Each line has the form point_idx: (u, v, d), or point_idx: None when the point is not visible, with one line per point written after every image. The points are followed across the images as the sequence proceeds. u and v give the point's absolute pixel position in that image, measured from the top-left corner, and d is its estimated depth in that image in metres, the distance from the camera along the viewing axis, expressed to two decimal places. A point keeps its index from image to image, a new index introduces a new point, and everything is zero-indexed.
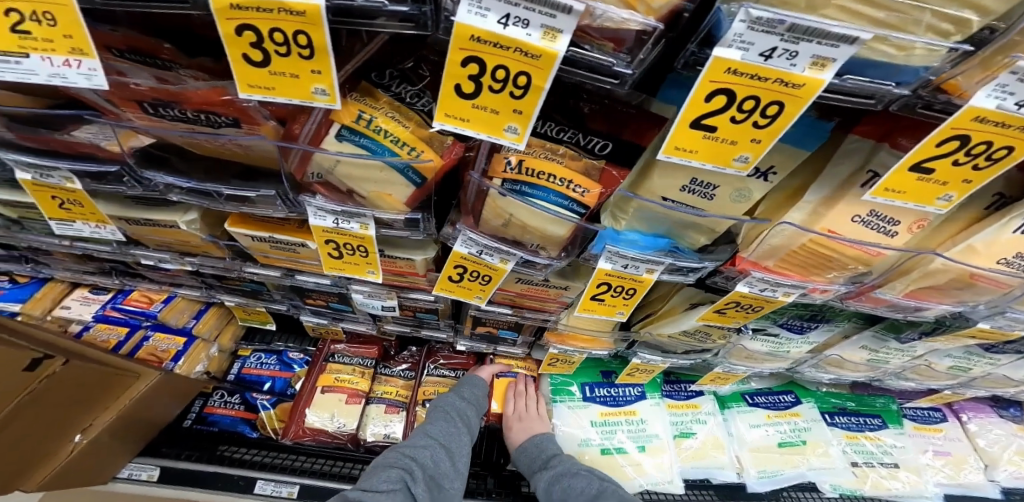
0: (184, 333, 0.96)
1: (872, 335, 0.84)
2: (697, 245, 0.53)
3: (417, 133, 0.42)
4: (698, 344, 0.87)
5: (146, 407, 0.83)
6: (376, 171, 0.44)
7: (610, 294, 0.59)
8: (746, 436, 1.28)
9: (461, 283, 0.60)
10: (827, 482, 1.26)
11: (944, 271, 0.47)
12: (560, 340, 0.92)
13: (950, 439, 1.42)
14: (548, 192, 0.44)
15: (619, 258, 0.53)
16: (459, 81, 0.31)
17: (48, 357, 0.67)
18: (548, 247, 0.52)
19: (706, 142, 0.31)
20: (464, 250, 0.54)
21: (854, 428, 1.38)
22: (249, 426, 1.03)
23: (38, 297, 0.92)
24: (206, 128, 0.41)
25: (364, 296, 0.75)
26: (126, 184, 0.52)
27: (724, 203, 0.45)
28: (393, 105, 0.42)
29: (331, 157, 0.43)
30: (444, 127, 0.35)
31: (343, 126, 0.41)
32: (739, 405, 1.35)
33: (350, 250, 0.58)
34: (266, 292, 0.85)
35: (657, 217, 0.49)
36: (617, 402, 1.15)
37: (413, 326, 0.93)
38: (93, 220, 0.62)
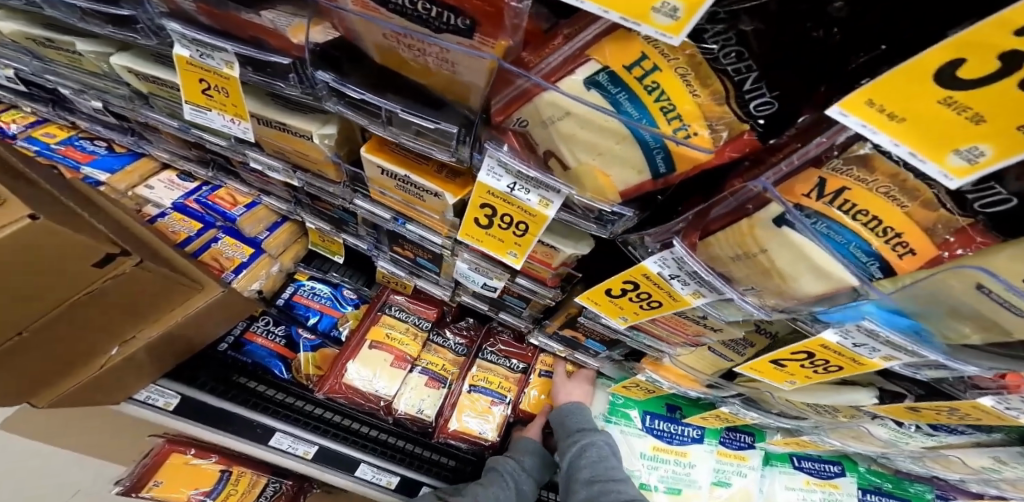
0: (253, 244, 0.86)
1: (1018, 452, 0.74)
2: (956, 339, 0.40)
3: (705, 108, 0.29)
4: (811, 414, 0.78)
5: (197, 327, 0.71)
6: (609, 139, 0.32)
7: (800, 363, 0.50)
8: (778, 498, 1.18)
9: (618, 300, 0.51)
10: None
11: None
12: (654, 367, 0.78)
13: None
14: (850, 238, 0.30)
15: (856, 333, 0.41)
16: (967, 60, 0.18)
17: (121, 254, 0.55)
18: (772, 296, 0.39)
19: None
20: (655, 268, 0.43)
21: None
22: (282, 365, 0.93)
23: (128, 170, 0.83)
24: (423, 29, 0.30)
25: (468, 267, 0.64)
26: (288, 81, 0.40)
27: None
28: (692, 60, 0.28)
29: (564, 105, 0.32)
30: (846, 116, 0.23)
31: (604, 70, 0.30)
32: (782, 465, 1.24)
33: (503, 223, 0.47)
34: (353, 225, 0.74)
35: (954, 301, 0.34)
36: (672, 439, 1.05)
37: (491, 305, 0.80)
38: (229, 112, 0.50)
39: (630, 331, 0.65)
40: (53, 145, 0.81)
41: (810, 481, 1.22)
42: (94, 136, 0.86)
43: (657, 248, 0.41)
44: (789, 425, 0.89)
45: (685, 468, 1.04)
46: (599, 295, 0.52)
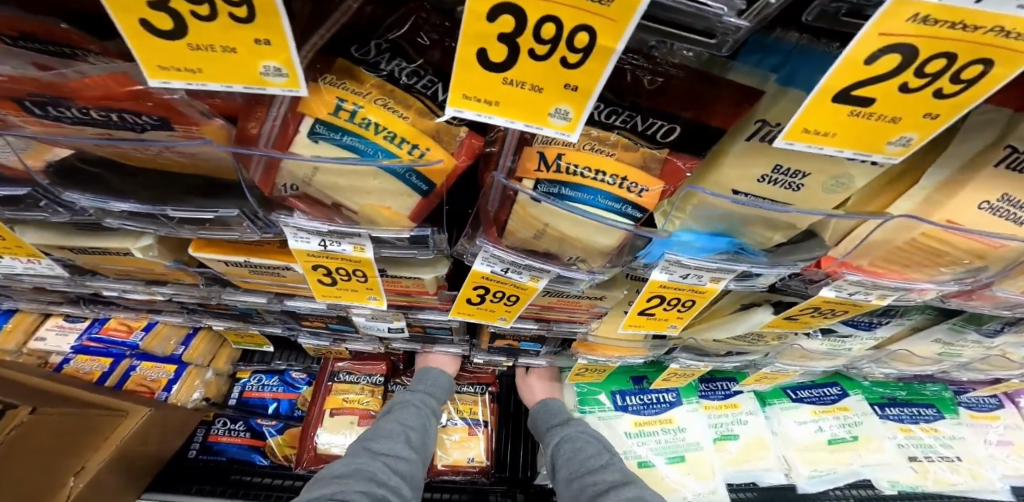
0: (173, 360, 0.94)
1: (949, 328, 0.73)
2: (768, 244, 0.43)
3: (420, 126, 0.30)
4: (746, 347, 0.80)
5: (143, 443, 0.75)
6: (367, 179, 0.32)
7: (663, 308, 0.54)
8: (792, 435, 1.11)
9: (484, 305, 0.53)
10: (884, 479, 1.07)
11: None
12: (589, 350, 0.81)
13: (1011, 427, 1.20)
14: (594, 193, 0.34)
15: (672, 266, 0.45)
16: (485, 46, 0.20)
17: (12, 408, 0.59)
18: (590, 259, 0.41)
19: (851, 119, 0.25)
20: (486, 268, 0.44)
21: (908, 420, 1.17)
22: (258, 454, 0.95)
23: (9, 329, 0.89)
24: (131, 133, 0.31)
25: (367, 318, 0.67)
26: (47, 210, 0.43)
27: (815, 194, 0.37)
28: (384, 89, 0.28)
29: (307, 164, 0.30)
30: (461, 113, 0.24)
31: (318, 122, 0.28)
32: (781, 401, 1.17)
33: (345, 275, 0.47)
34: (257, 315, 0.76)
35: (722, 213, 0.39)
36: (652, 408, 1.06)
37: (423, 342, 0.83)
38: (23, 254, 0.54)
39: (539, 325, 0.68)
40: None
41: (816, 411, 1.14)
42: None
43: (475, 250, 0.42)
44: (741, 364, 0.90)
45: (676, 434, 1.03)
46: (465, 306, 0.54)
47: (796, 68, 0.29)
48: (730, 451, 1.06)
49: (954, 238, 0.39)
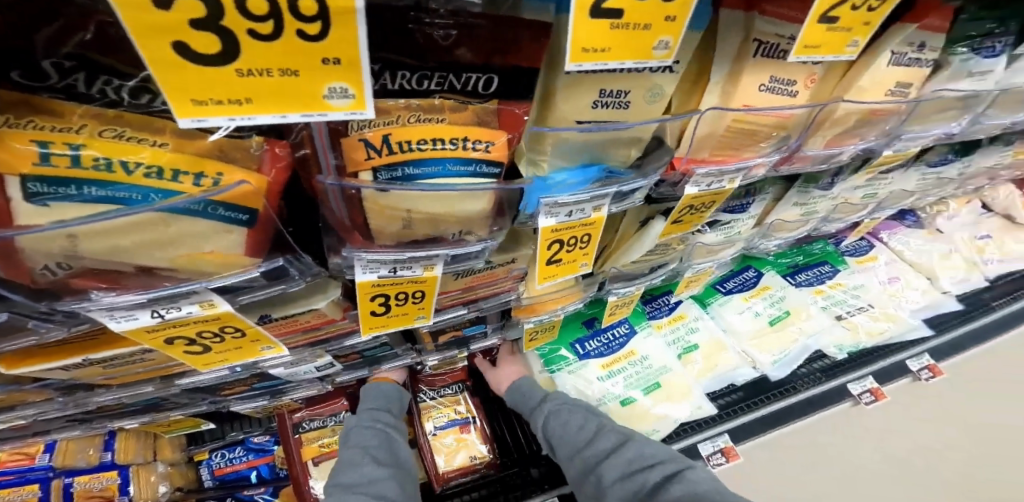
0: (107, 467, 0.86)
1: (798, 190, 0.84)
2: (630, 160, 0.46)
3: (180, 146, 0.28)
4: (659, 257, 0.82)
5: None
6: (164, 227, 0.29)
7: (567, 250, 0.55)
8: (738, 327, 1.15)
9: (390, 312, 0.50)
10: (831, 345, 1.14)
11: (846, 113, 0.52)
12: (530, 311, 0.78)
13: (888, 264, 1.31)
14: (442, 163, 0.33)
15: (554, 210, 0.46)
16: (184, 37, 0.17)
17: None
18: (474, 229, 0.41)
19: (614, 33, 0.29)
20: (370, 277, 0.42)
21: (816, 282, 1.26)
22: None
23: None
24: None
25: (286, 367, 0.62)
26: None
27: (641, 108, 0.40)
28: (102, 117, 0.26)
29: (57, 234, 0.26)
30: (203, 120, 0.21)
31: (27, 178, 0.24)
32: (716, 299, 1.20)
33: (214, 339, 0.45)
34: (168, 401, 0.67)
35: (580, 144, 0.41)
36: (611, 348, 0.99)
37: (369, 365, 0.78)
38: None
39: (469, 308, 0.66)
40: None
41: (745, 297, 1.20)
42: None
43: (347, 262, 0.39)
44: (664, 275, 0.89)
45: (643, 364, 0.98)
46: (372, 319, 0.51)
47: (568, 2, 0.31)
48: (695, 363, 1.07)
49: (754, 117, 0.46)
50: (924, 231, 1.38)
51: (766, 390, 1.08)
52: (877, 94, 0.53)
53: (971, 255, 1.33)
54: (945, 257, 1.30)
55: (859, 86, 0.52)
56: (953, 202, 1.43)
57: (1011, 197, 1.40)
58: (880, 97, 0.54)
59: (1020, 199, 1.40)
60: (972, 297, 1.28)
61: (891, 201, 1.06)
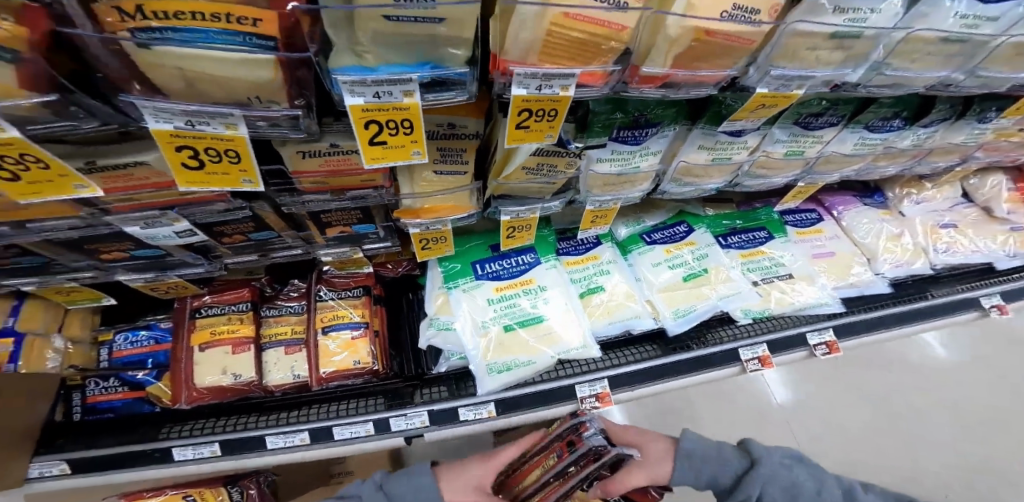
0: (8, 333, 0.89)
1: (703, 132, 0.86)
2: (463, 60, 0.46)
3: None
4: (550, 178, 0.82)
5: None
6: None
7: (388, 132, 0.53)
8: (652, 278, 1.26)
9: (210, 166, 0.50)
10: (737, 308, 1.26)
11: (684, 31, 0.50)
12: (413, 215, 0.81)
13: (831, 238, 1.47)
14: (207, 32, 0.34)
15: (358, 88, 0.45)
16: None
17: None
18: (271, 97, 0.43)
19: None
20: (165, 126, 0.43)
21: (747, 246, 1.38)
22: (145, 402, 1.03)
23: None
24: None
25: (140, 228, 0.62)
26: None
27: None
28: None
29: None
30: None
31: None
32: (639, 247, 1.32)
33: (15, 162, 0.43)
34: (54, 264, 0.73)
35: (393, 34, 0.41)
36: (511, 274, 1.10)
37: (257, 251, 0.83)
38: None
39: (335, 197, 0.69)
40: None
41: (669, 248, 1.31)
42: None
43: (135, 113, 0.41)
44: (561, 205, 0.94)
45: (538, 293, 1.09)
46: (183, 172, 0.50)
47: None
48: (592, 305, 1.17)
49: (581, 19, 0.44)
50: (884, 210, 1.55)
51: (667, 345, 1.18)
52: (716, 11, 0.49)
53: (925, 242, 1.50)
54: (890, 240, 1.46)
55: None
56: (929, 187, 1.59)
57: (996, 188, 1.56)
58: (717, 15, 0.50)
59: (1004, 190, 1.56)
60: (901, 280, 1.47)
61: (834, 163, 1.19)
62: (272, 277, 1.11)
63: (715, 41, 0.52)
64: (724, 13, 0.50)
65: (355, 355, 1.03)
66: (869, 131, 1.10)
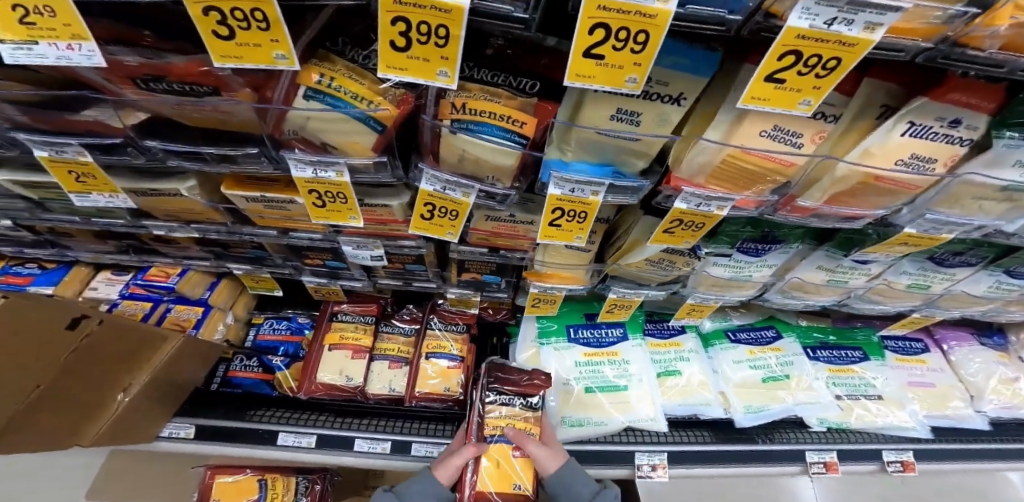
0: (201, 303, 1.14)
1: (827, 254, 0.94)
2: (638, 169, 0.61)
3: (372, 88, 0.49)
4: (667, 273, 0.95)
5: (176, 371, 0.98)
6: (342, 123, 0.52)
7: (566, 220, 0.68)
8: (730, 374, 1.28)
9: (432, 221, 0.68)
10: (813, 416, 1.27)
11: (851, 175, 0.58)
12: (539, 278, 0.96)
13: (934, 370, 1.41)
14: (492, 128, 0.51)
15: (564, 183, 0.61)
16: (392, 38, 0.39)
17: (86, 317, 0.75)
18: (503, 178, 0.59)
19: (585, 61, 0.39)
20: (429, 187, 0.61)
21: (837, 362, 1.37)
22: (269, 386, 1.15)
23: (66, 280, 1.13)
24: (194, 98, 0.48)
25: (353, 248, 0.83)
26: (130, 154, 0.60)
27: (650, 125, 0.54)
28: (346, 67, 0.49)
29: (302, 114, 0.51)
30: (388, 76, 0.43)
31: (309, 88, 0.49)
32: (722, 342, 1.36)
33: (332, 199, 0.64)
34: (269, 258, 0.98)
35: (601, 145, 0.57)
36: (600, 342, 1.18)
37: (404, 279, 1.02)
38: (106, 190, 0.69)
39: (490, 252, 0.86)
40: None
41: (752, 350, 1.32)
42: (20, 261, 1.15)
43: (419, 174, 0.60)
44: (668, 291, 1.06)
45: (622, 365, 1.16)
46: (420, 222, 0.69)
47: None
48: (666, 386, 1.21)
49: (751, 158, 0.56)
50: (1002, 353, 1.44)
51: (730, 435, 1.21)
52: (886, 162, 0.55)
53: None
54: (1000, 382, 1.37)
55: (869, 150, 0.55)
56: None
57: None
58: (887, 165, 0.56)
59: None
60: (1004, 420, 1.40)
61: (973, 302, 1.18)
62: (394, 300, 1.29)
63: (880, 184, 0.59)
64: (895, 163, 0.55)
65: (447, 382, 1.15)
66: (1009, 276, 1.08)
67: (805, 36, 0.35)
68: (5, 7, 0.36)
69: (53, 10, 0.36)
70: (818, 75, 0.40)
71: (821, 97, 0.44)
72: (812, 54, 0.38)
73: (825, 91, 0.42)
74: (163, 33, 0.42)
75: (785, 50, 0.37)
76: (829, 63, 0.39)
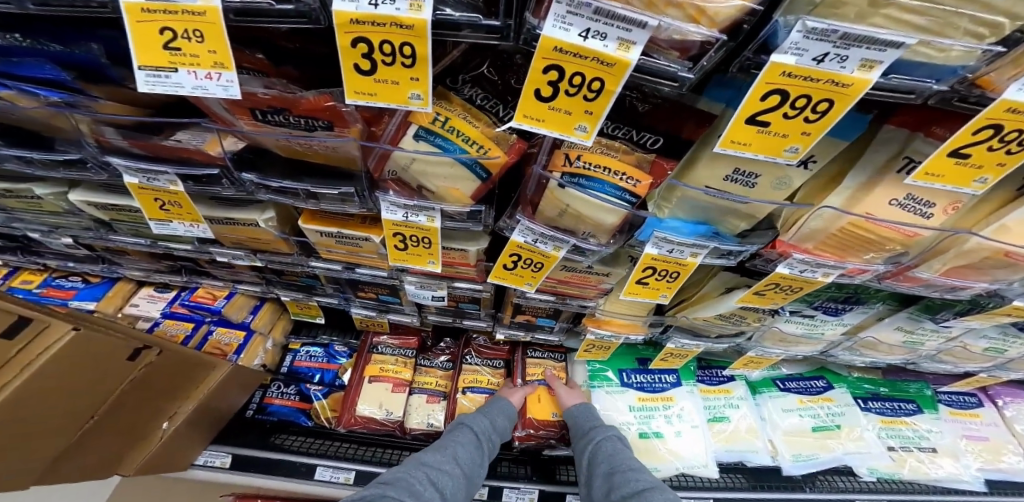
0: (243, 327, 1.12)
1: (908, 316, 0.86)
2: (737, 231, 0.56)
3: (487, 132, 0.46)
4: (733, 327, 0.89)
5: (220, 398, 1.00)
6: (447, 166, 0.49)
7: (655, 278, 0.65)
8: (779, 421, 1.20)
9: (515, 271, 0.65)
10: (863, 466, 1.18)
11: (980, 249, 0.52)
12: (597, 324, 0.91)
13: (988, 425, 1.32)
14: (603, 184, 0.47)
15: (663, 242, 0.57)
16: (539, 86, 0.36)
17: (146, 348, 0.80)
18: (600, 235, 0.55)
19: (747, 127, 0.37)
20: (521, 239, 0.58)
21: (889, 414, 1.29)
22: (304, 416, 1.12)
23: (109, 295, 1.11)
24: (304, 131, 0.47)
25: (416, 287, 0.81)
26: (222, 185, 0.57)
27: (765, 190, 0.49)
28: (463, 107, 0.45)
29: (408, 155, 0.48)
30: (521, 126, 0.40)
31: (421, 127, 0.46)
32: (771, 390, 1.27)
33: (414, 242, 0.63)
34: (320, 286, 0.98)
35: (705, 205, 0.52)
36: (654, 388, 1.14)
37: (454, 316, 0.99)
38: (188, 220, 0.67)
39: (556, 299, 0.80)
40: (36, 288, 1.10)
41: (802, 399, 1.25)
42: (64, 274, 1.14)
43: (514, 224, 0.56)
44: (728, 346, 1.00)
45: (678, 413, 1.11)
46: (501, 271, 0.67)
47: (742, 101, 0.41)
48: (718, 432, 1.15)
49: (875, 227, 0.51)
50: None
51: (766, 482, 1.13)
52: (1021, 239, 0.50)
53: None
54: None
55: (1005, 224, 0.50)
56: None
57: None
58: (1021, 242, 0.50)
59: None
60: None
61: None
62: (433, 332, 1.25)
63: (1011, 260, 0.53)
64: None
65: None
66: None
67: (1016, 109, 0.34)
68: (156, 33, 0.33)
69: (203, 34, 0.33)
70: (1009, 151, 0.39)
71: (999, 176, 0.42)
72: (1013, 129, 0.36)
73: (1006, 169, 0.41)
74: (276, 59, 0.44)
75: (985, 124, 0.36)
76: (1008, 135, 0.37)
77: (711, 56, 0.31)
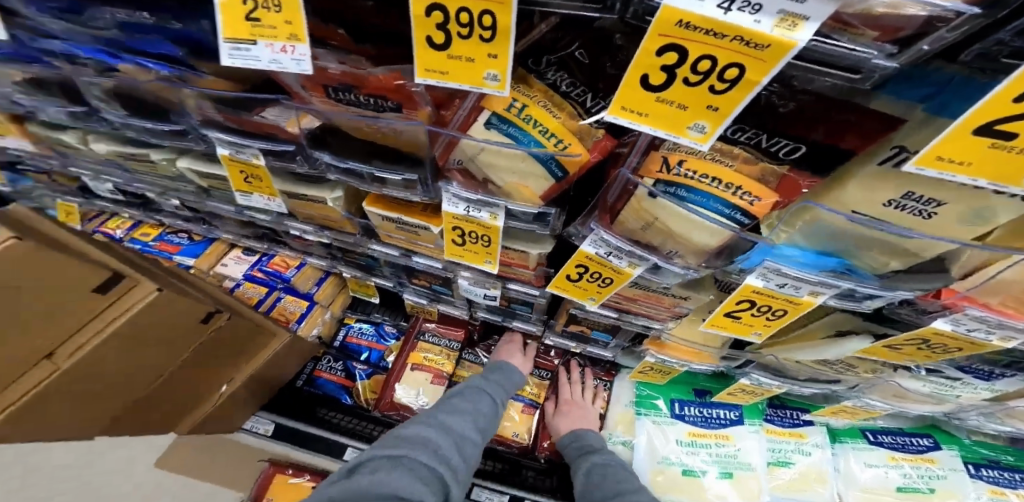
0: (307, 298, 1.12)
1: None
2: (882, 268, 0.42)
3: (568, 124, 0.37)
4: (833, 374, 0.74)
5: (279, 365, 1.00)
6: (516, 159, 0.41)
7: (752, 313, 0.54)
8: (858, 476, 1.02)
9: (578, 283, 0.58)
10: None
11: None
12: (659, 348, 0.81)
13: None
14: (708, 198, 0.37)
15: (774, 276, 0.46)
16: (648, 72, 0.27)
17: (218, 312, 0.80)
18: (690, 255, 0.45)
19: (973, 140, 0.25)
20: (591, 250, 0.50)
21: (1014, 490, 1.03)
22: (347, 394, 1.09)
23: (208, 253, 1.16)
24: (370, 111, 0.42)
25: (469, 283, 0.77)
26: (297, 161, 0.60)
27: (946, 222, 0.35)
28: (547, 93, 0.37)
29: (477, 145, 0.41)
30: (616, 120, 0.31)
31: (494, 114, 0.38)
32: (855, 441, 1.07)
33: (473, 239, 0.57)
34: (378, 267, 0.96)
35: (839, 234, 0.40)
36: (709, 423, 1.00)
37: (504, 316, 0.91)
38: (266, 193, 0.69)
39: (616, 315, 0.70)
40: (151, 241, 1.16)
41: (894, 456, 1.04)
42: (174, 230, 1.20)
43: (586, 232, 0.48)
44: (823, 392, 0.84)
45: (731, 453, 0.97)
46: (563, 281, 0.59)
47: (950, 99, 0.27)
48: (779, 478, 0.99)
49: None
50: None
51: None
52: None
53: None
54: None
55: None
56: None
57: None
58: None
59: None
60: None
61: None
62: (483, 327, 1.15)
63: None
64: None
65: (518, 428, 0.98)
66: None
67: None
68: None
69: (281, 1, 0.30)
70: None
71: None
72: None
73: None
74: (357, 35, 0.37)
75: None
76: None
77: (943, 35, 0.19)
